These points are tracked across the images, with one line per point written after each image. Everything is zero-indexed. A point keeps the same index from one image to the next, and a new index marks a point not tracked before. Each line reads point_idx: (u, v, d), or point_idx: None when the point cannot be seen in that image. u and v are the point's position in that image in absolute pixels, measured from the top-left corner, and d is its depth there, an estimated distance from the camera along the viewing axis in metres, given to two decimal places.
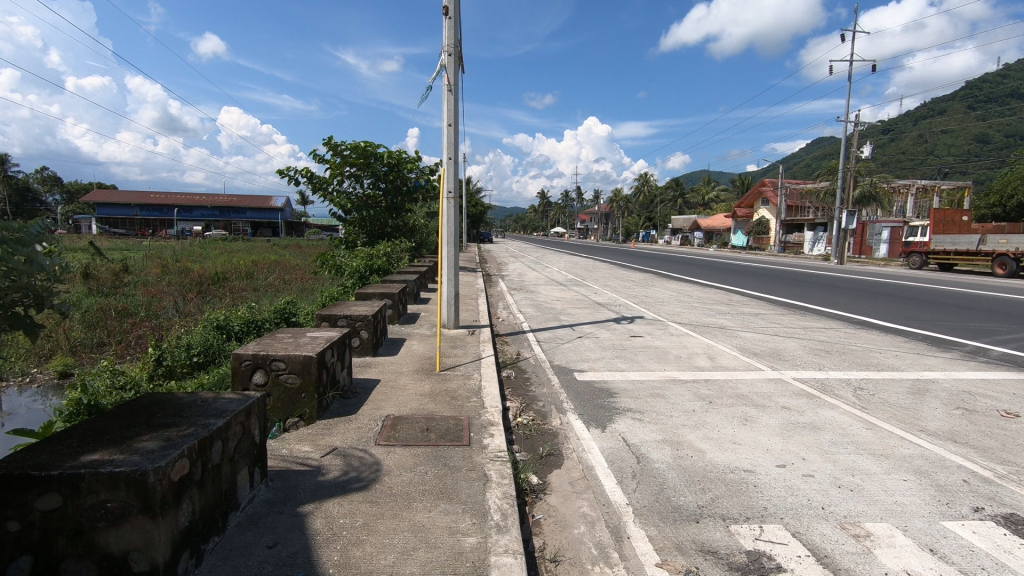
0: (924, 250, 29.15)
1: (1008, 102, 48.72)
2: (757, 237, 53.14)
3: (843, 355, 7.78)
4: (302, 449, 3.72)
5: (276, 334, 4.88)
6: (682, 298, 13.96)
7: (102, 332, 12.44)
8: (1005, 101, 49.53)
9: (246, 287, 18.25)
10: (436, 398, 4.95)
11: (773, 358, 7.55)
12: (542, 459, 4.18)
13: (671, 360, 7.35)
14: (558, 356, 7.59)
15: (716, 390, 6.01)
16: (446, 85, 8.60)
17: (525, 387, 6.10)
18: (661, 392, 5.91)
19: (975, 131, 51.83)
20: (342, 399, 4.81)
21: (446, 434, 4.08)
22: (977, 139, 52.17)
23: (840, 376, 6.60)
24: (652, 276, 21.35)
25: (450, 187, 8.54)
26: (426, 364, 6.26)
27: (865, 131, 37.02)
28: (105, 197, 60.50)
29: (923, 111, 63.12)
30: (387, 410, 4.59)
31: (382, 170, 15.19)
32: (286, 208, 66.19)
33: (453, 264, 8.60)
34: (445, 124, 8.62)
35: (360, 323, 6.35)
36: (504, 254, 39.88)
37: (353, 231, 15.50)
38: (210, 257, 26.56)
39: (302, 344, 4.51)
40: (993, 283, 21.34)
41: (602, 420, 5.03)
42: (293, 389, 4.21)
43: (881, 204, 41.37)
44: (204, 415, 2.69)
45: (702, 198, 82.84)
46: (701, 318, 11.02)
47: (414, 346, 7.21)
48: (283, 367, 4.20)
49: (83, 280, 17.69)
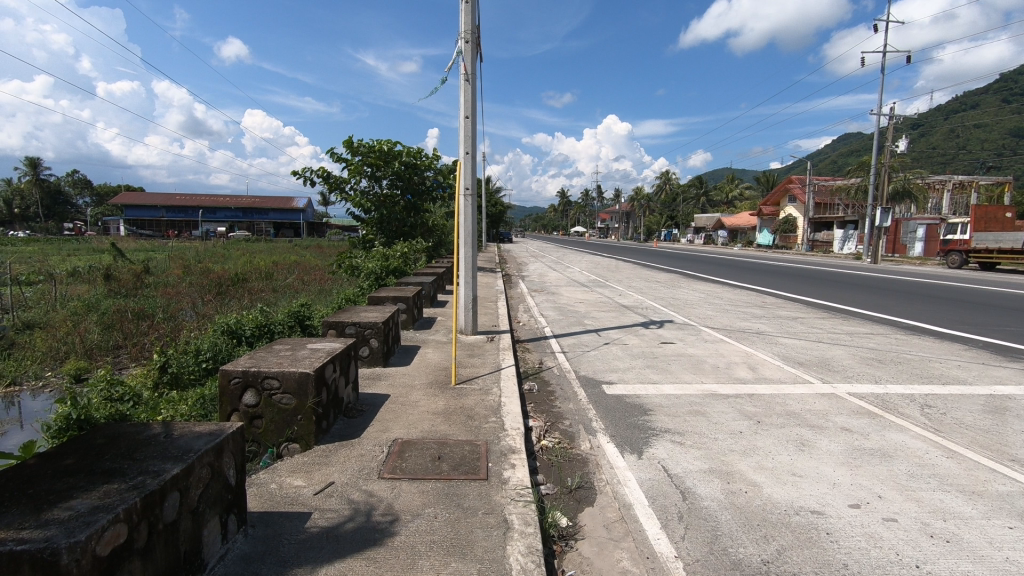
0: (964, 248, 27.89)
1: None
2: (784, 236, 51.86)
3: (900, 366, 7.03)
4: (294, 483, 3.22)
5: (274, 346, 4.40)
6: (712, 300, 13.25)
7: (118, 335, 12.19)
8: None
9: (265, 288, 18.04)
10: (450, 418, 4.42)
11: (822, 369, 6.87)
12: (572, 493, 3.61)
13: (708, 370, 6.73)
14: (584, 365, 6.99)
15: (764, 408, 5.35)
16: (464, 74, 8.09)
17: (548, 402, 5.54)
18: (702, 409, 5.30)
19: (1010, 125, 50.01)
20: (346, 419, 4.32)
21: (460, 464, 3.54)
22: (1013, 133, 50.27)
23: (901, 391, 5.92)
24: (678, 277, 20.65)
25: (467, 183, 8.04)
26: (441, 377, 5.71)
27: (900, 124, 35.62)
28: (132, 200, 61.58)
29: (958, 103, 60.89)
30: (395, 433, 4.06)
31: (400, 169, 14.74)
32: (308, 209, 66.68)
33: (471, 265, 8.08)
34: (463, 116, 8.11)
35: (370, 331, 5.86)
36: (522, 253, 40.41)
37: (370, 231, 15.10)
38: (231, 258, 26.50)
39: (300, 359, 4.02)
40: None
41: (638, 444, 4.45)
42: (288, 410, 3.72)
43: (915, 201, 39.89)
44: (161, 458, 2.21)
45: (725, 196, 81.50)
46: (735, 322, 10.34)
47: (428, 354, 6.71)
48: (276, 386, 3.70)
49: (102, 282, 17.54)
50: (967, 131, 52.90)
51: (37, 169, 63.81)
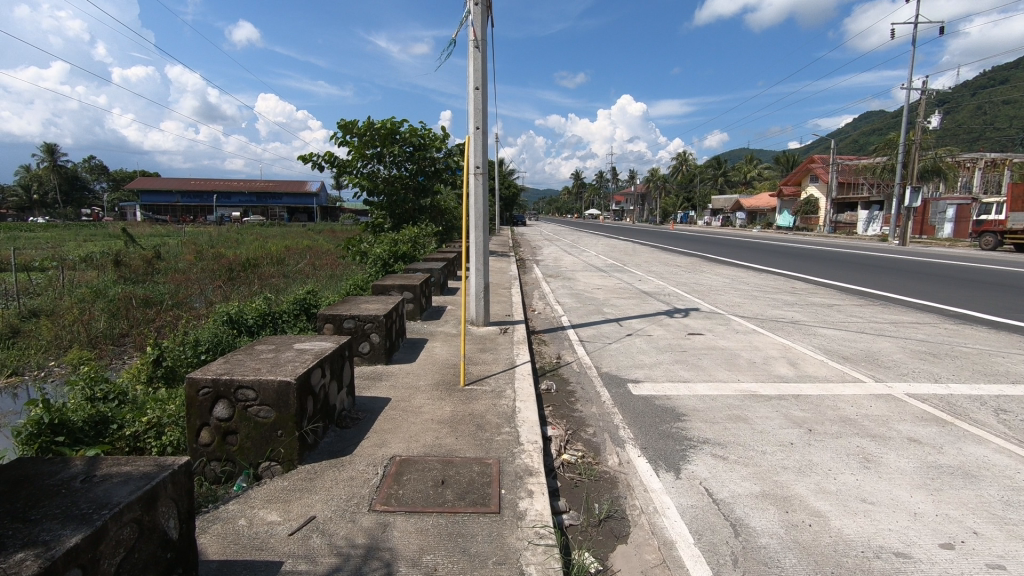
0: (998, 229, 26.82)
1: None
2: (805, 217, 50.62)
3: (958, 361, 6.33)
4: (267, 519, 2.68)
5: (255, 346, 3.85)
6: (738, 286, 12.55)
7: (124, 323, 11.80)
8: None
9: (275, 273, 17.63)
10: (458, 429, 3.85)
11: (871, 364, 6.20)
12: (600, 526, 3.03)
13: (745, 366, 6.09)
14: (607, 360, 6.37)
15: (814, 413, 4.72)
16: (473, 40, 7.39)
17: (568, 405, 4.95)
18: (744, 414, 4.67)
19: None
20: (338, 430, 3.77)
21: (467, 492, 2.97)
22: None
23: (968, 392, 5.24)
24: (699, 260, 19.92)
25: (477, 162, 7.42)
26: (449, 376, 5.13)
27: (933, 99, 34.11)
28: (147, 186, 61.65)
29: (989, 76, 58.56)
30: (392, 448, 3.49)
31: (408, 150, 14.09)
32: (321, 193, 66.35)
33: (482, 251, 7.47)
34: (472, 87, 7.43)
35: (370, 325, 5.29)
36: (536, 236, 39.88)
37: (379, 215, 14.55)
38: (244, 243, 26.17)
39: (282, 363, 3.46)
40: None
41: (673, 458, 3.85)
42: (266, 425, 3.18)
43: (944, 179, 38.51)
44: (61, 519, 1.66)
45: (744, 176, 79.89)
46: (766, 310, 9.64)
47: (436, 349, 6.13)
48: (252, 397, 3.17)
49: (112, 268, 17.18)
50: (996, 108, 51.15)
51: (54, 154, 64.11)
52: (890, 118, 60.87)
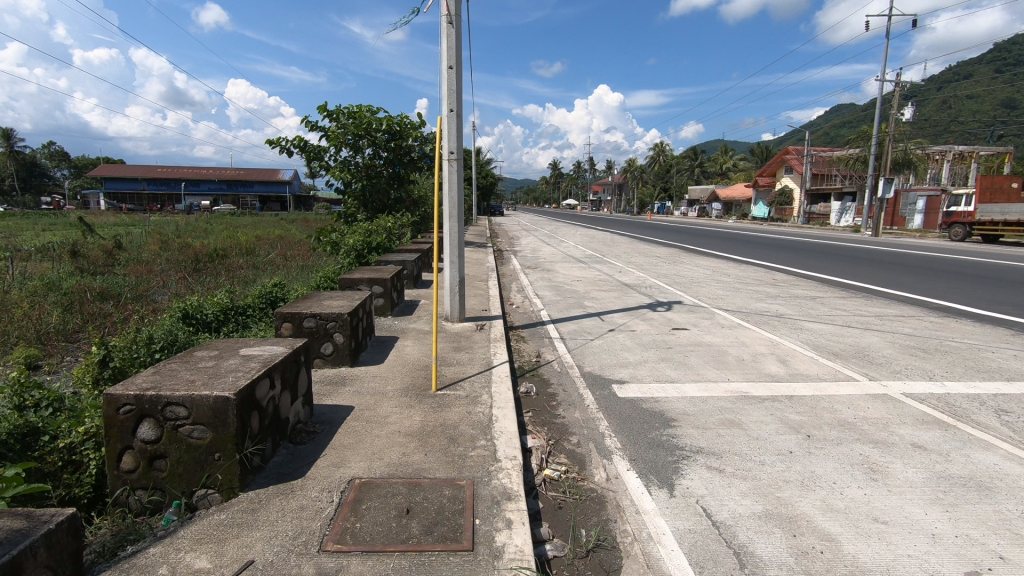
0: (967, 220, 27.30)
1: None
2: (779, 208, 51.17)
3: (950, 357, 6.12)
4: (193, 566, 2.24)
5: (194, 353, 3.37)
6: (720, 278, 12.34)
7: (78, 318, 11.00)
8: None
9: (244, 264, 16.88)
10: (427, 443, 3.45)
11: (862, 361, 5.97)
12: (587, 558, 2.67)
13: (734, 364, 5.79)
14: (590, 359, 6.00)
15: (810, 416, 4.44)
16: (447, 15, 6.88)
17: (549, 410, 4.57)
18: (738, 419, 4.36)
19: (1002, 96, 49.51)
20: (291, 446, 3.33)
21: (436, 523, 2.57)
22: (1004, 104, 49.83)
23: (965, 391, 5.01)
24: (679, 251, 19.75)
25: (451, 148, 6.98)
26: (420, 379, 4.71)
27: (905, 91, 34.51)
28: (111, 173, 59.27)
29: (956, 70, 59.83)
30: (352, 468, 3.07)
31: (383, 137, 13.50)
32: (294, 181, 64.71)
33: (458, 241, 7.03)
34: (446, 66, 6.94)
35: (333, 324, 4.83)
36: (514, 226, 39.42)
37: (352, 205, 13.94)
38: (213, 232, 25.15)
39: (222, 374, 3.00)
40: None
41: (666, 472, 3.50)
42: (201, 447, 2.73)
43: (915, 171, 39.13)
44: None
45: (720, 167, 80.62)
46: (750, 303, 9.40)
47: (407, 348, 5.69)
48: (184, 416, 2.71)
49: (68, 259, 16.19)
50: (961, 102, 52.32)
51: (11, 139, 61.19)
52: (862, 110, 61.74)
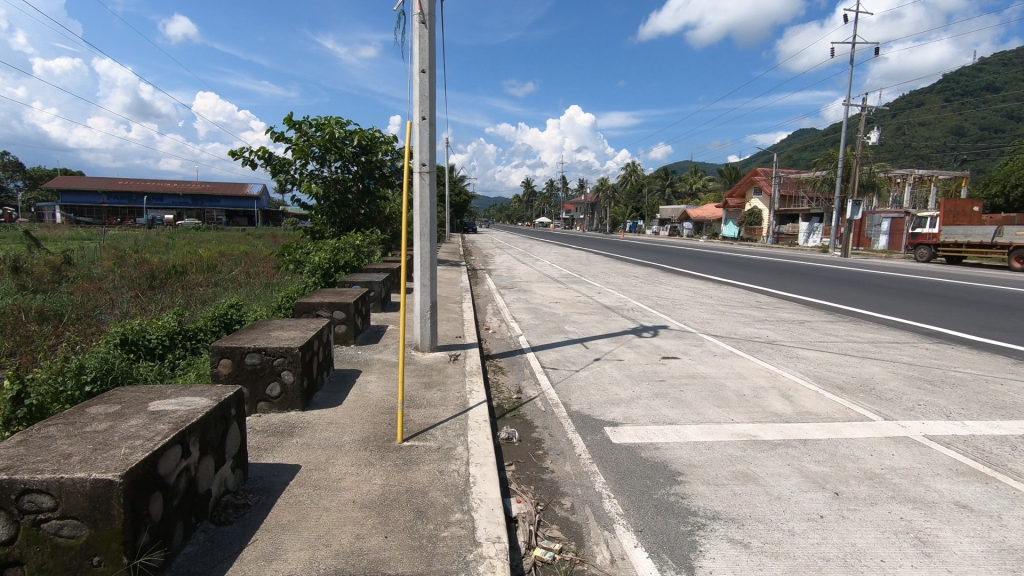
0: (933, 242, 27.74)
1: (987, 96, 48.47)
2: (748, 228, 51.88)
3: (960, 391, 5.68)
4: None
5: (89, 411, 2.64)
6: (702, 300, 11.92)
7: (9, 341, 9.87)
8: (986, 94, 49.24)
9: (204, 281, 15.83)
10: (389, 518, 2.76)
11: (870, 396, 5.49)
12: None
13: (735, 401, 5.24)
14: (576, 395, 5.38)
15: (832, 466, 3.89)
16: (420, 14, 6.27)
17: (535, 462, 3.92)
18: (752, 472, 3.78)
19: (952, 123, 51.46)
20: (212, 529, 2.60)
21: None
22: (954, 131, 51.75)
23: (989, 432, 4.55)
24: (655, 271, 19.44)
25: (423, 159, 6.34)
26: (384, 425, 4.02)
27: (869, 115, 35.41)
28: (68, 185, 56.75)
29: (910, 98, 62.19)
30: (287, 563, 2.36)
31: (352, 150, 12.79)
32: (262, 197, 63.11)
33: (429, 262, 6.36)
34: (418, 69, 6.33)
35: (281, 361, 4.11)
36: (487, 244, 38.88)
37: (319, 220, 13.15)
38: (174, 247, 23.88)
39: (113, 442, 2.28)
40: (1004, 278, 20.03)
41: (683, 549, 2.87)
42: (73, 550, 2.01)
43: (877, 193, 40.10)
44: None
45: (690, 188, 81.98)
46: (738, 327, 8.94)
47: (371, 385, 4.98)
48: (48, 507, 1.99)
49: (8, 275, 14.87)
50: (914, 129, 54.24)
51: None
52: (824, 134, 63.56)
